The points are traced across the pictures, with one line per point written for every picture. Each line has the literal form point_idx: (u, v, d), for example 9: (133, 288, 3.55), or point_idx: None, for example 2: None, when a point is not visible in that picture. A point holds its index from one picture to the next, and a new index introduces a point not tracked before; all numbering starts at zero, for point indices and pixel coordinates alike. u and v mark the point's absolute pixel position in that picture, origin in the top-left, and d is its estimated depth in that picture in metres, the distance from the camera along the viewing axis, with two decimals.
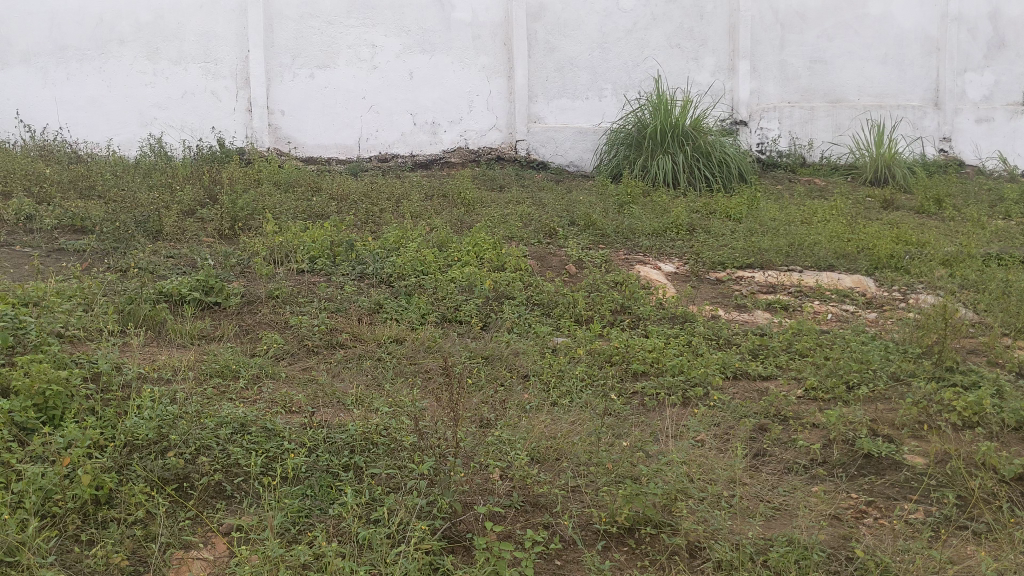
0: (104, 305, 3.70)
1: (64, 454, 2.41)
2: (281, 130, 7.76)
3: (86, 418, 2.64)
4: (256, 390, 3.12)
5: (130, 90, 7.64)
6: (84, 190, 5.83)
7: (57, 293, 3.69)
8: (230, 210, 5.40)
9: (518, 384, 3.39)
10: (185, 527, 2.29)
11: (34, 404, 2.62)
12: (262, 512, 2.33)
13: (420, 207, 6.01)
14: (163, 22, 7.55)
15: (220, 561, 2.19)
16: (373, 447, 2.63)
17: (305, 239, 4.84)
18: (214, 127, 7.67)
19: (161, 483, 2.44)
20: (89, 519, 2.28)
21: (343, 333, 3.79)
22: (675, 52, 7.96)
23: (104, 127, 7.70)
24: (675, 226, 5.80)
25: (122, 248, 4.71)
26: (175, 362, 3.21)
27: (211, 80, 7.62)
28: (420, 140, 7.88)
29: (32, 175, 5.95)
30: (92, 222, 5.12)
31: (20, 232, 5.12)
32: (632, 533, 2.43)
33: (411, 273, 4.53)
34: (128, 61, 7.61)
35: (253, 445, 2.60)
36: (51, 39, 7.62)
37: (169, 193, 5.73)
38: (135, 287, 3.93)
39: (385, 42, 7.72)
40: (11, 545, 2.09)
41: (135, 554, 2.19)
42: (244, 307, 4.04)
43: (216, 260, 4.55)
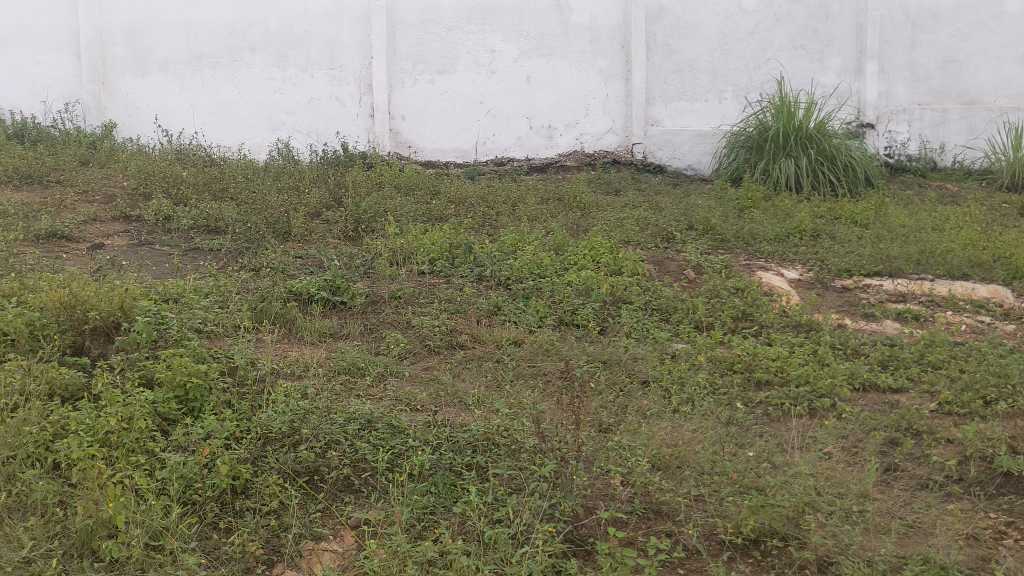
0: (239, 302, 3.86)
1: (204, 443, 2.53)
2: (401, 135, 7.94)
3: (223, 411, 2.76)
4: (381, 387, 3.19)
5: (259, 96, 7.96)
6: (218, 192, 6.07)
7: (196, 290, 3.88)
8: (353, 213, 5.56)
9: (638, 389, 3.37)
10: (316, 519, 2.36)
11: (176, 395, 2.76)
12: (389, 507, 2.38)
13: (536, 210, 6.05)
14: (292, 30, 7.85)
15: (349, 554, 2.24)
16: (496, 448, 2.65)
17: (426, 242, 4.94)
18: (337, 132, 7.89)
19: (294, 476, 2.52)
20: (227, 507, 2.37)
21: (464, 333, 3.84)
22: (799, 53, 7.76)
23: (235, 132, 8.04)
24: (798, 231, 5.67)
25: (253, 247, 4.90)
26: (307, 359, 3.33)
27: (336, 86, 7.85)
28: (536, 144, 7.91)
29: (170, 176, 6.23)
30: (225, 223, 5.34)
31: (160, 231, 5.42)
32: (758, 545, 2.38)
33: (530, 276, 4.56)
34: (259, 68, 7.94)
35: (380, 441, 2.66)
36: (188, 47, 8.00)
37: (297, 195, 5.95)
38: (267, 286, 4.09)
39: (504, 46, 7.79)
40: (156, 529, 2.19)
41: (269, 544, 2.27)
42: (369, 307, 4.14)
43: (342, 261, 4.70)
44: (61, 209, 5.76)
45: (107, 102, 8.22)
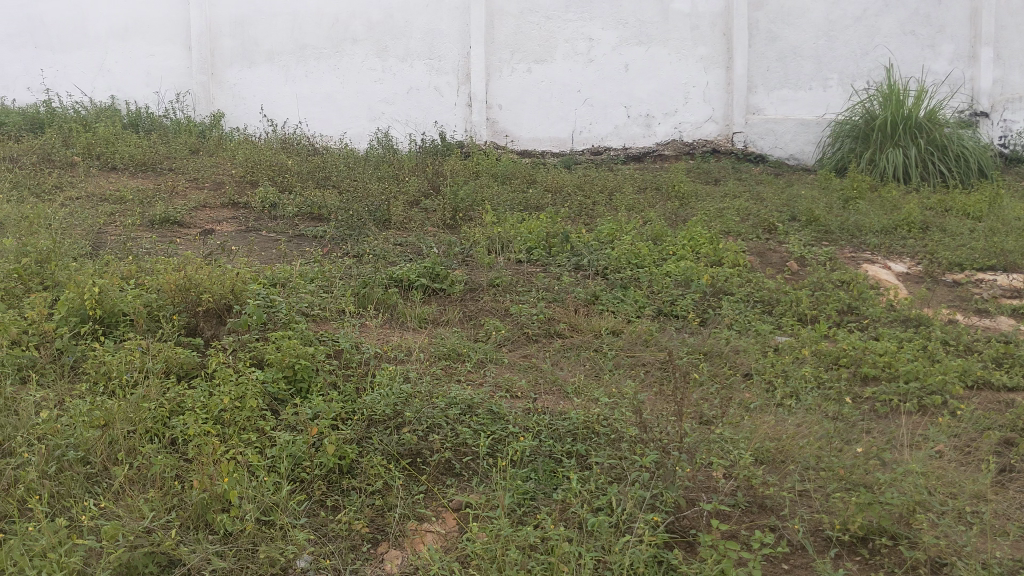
0: (342, 287, 3.95)
1: (311, 423, 2.59)
2: (498, 124, 7.95)
3: (329, 392, 2.82)
4: (481, 373, 3.22)
5: (361, 86, 8.11)
6: (321, 180, 6.20)
7: (301, 275, 3.97)
8: (452, 201, 5.61)
9: (740, 382, 3.32)
10: (419, 500, 2.39)
11: (285, 376, 2.84)
12: (490, 491, 2.40)
13: (634, 199, 6.00)
14: (393, 21, 7.95)
15: (451, 535, 2.27)
16: (596, 436, 2.64)
17: (523, 230, 4.95)
18: (436, 121, 7.97)
19: (397, 457, 2.56)
20: (334, 486, 2.44)
21: (562, 322, 3.84)
22: (909, 39, 7.48)
23: (337, 121, 8.21)
24: (907, 223, 5.48)
25: (355, 234, 5.00)
26: (409, 344, 3.38)
27: (435, 76, 7.92)
28: (633, 133, 7.84)
29: (276, 164, 6.40)
30: (328, 210, 5.45)
31: (266, 218, 5.57)
32: (866, 543, 2.32)
33: (628, 266, 4.53)
34: (360, 58, 8.08)
35: (481, 426, 2.68)
36: (292, 39, 8.20)
37: (397, 184, 6.05)
38: (369, 272, 4.17)
39: (603, 35, 7.74)
40: (267, 505, 2.26)
41: (374, 523, 2.32)
42: (468, 294, 4.18)
43: (441, 249, 4.76)
44: (174, 195, 5.98)
45: (216, 92, 8.49)
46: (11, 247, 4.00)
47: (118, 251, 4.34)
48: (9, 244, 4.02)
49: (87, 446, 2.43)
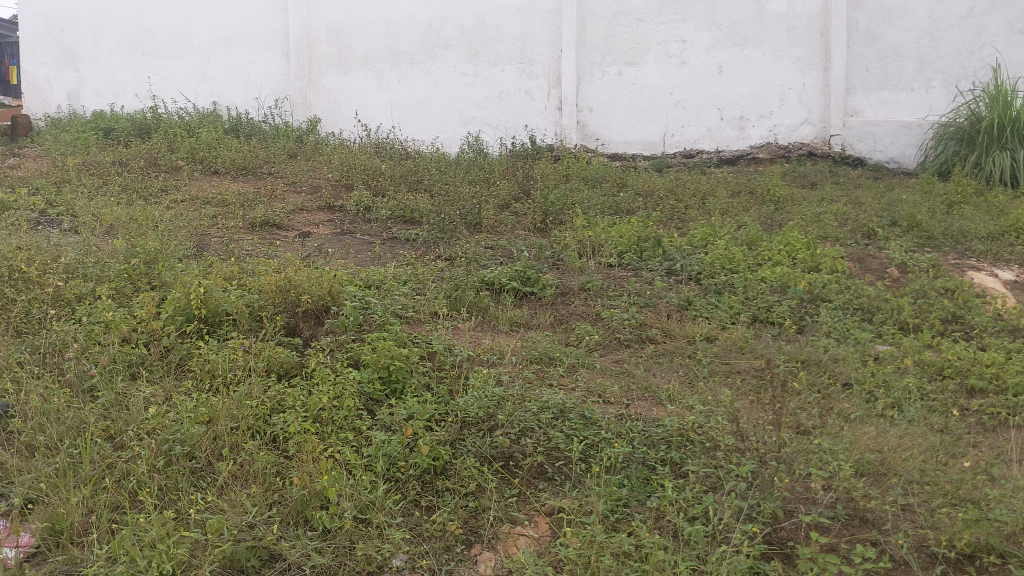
0: (435, 290, 3.99)
1: (406, 423, 2.63)
2: (588, 127, 7.96)
3: (423, 394, 2.85)
4: (573, 377, 3.21)
5: (453, 90, 8.19)
6: (413, 183, 6.29)
7: (395, 277, 4.04)
8: (543, 205, 5.62)
9: (839, 392, 3.24)
10: (512, 503, 2.40)
11: (380, 376, 2.89)
12: (583, 497, 2.40)
13: (727, 203, 5.91)
14: (485, 26, 8.01)
15: (544, 539, 2.27)
16: (691, 444, 2.61)
17: (615, 234, 4.93)
18: (526, 125, 8.00)
19: (490, 460, 2.57)
20: (428, 487, 2.46)
21: (654, 328, 3.81)
22: (1018, 37, 7.04)
23: (430, 125, 8.32)
24: (1015, 229, 5.26)
25: (447, 237, 5.05)
26: (501, 347, 3.39)
27: (525, 80, 7.95)
28: (726, 135, 7.72)
29: (370, 168, 6.52)
30: (421, 214, 5.52)
31: (360, 221, 5.68)
32: (973, 561, 2.23)
33: (722, 271, 4.47)
34: (452, 63, 8.16)
35: (574, 431, 2.67)
36: (387, 45, 8.34)
37: (488, 187, 6.09)
38: (462, 275, 4.21)
39: (696, 36, 7.61)
40: (364, 503, 2.30)
41: (467, 525, 2.34)
42: (559, 298, 4.18)
43: (532, 252, 4.77)
44: (273, 198, 6.14)
45: (313, 98, 8.68)
46: (122, 248, 4.17)
47: (220, 253, 4.48)
48: (120, 245, 4.20)
49: (193, 442, 2.52)
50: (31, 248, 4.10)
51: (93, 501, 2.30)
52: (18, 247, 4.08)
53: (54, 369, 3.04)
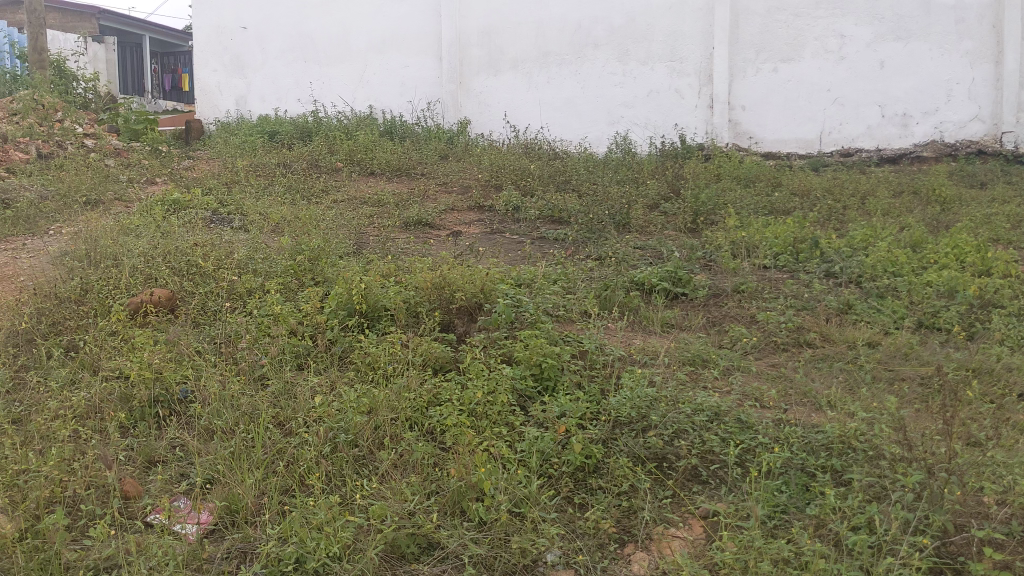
0: (585, 289, 4.00)
1: (559, 421, 2.65)
2: (741, 126, 7.77)
3: (575, 391, 2.86)
4: (727, 380, 3.15)
5: (602, 90, 8.18)
6: (561, 183, 6.32)
7: (546, 276, 4.07)
8: (693, 205, 5.54)
9: (1014, 402, 3.05)
10: (666, 505, 2.39)
11: (533, 373, 2.92)
12: (739, 500, 2.36)
13: (888, 203, 5.67)
14: (635, 25, 7.97)
15: (699, 542, 2.25)
16: (852, 452, 2.52)
17: (769, 235, 4.81)
18: (676, 124, 7.90)
19: (643, 460, 2.56)
20: (581, 484, 2.48)
21: (812, 331, 3.70)
22: None
23: (578, 126, 8.34)
24: None
25: (596, 237, 5.05)
26: (653, 348, 3.37)
27: (676, 78, 7.86)
28: (888, 133, 7.37)
29: (519, 169, 6.59)
30: (570, 213, 5.54)
31: (510, 220, 5.75)
32: None
33: (884, 274, 4.29)
34: (602, 63, 8.16)
35: (728, 434, 2.62)
36: (537, 46, 8.42)
37: (637, 187, 6.06)
38: (612, 275, 4.22)
39: (856, 31, 7.31)
40: (519, 497, 2.33)
41: (621, 524, 2.34)
42: (711, 300, 4.11)
43: (683, 253, 4.71)
44: (425, 198, 6.30)
45: (464, 100, 8.87)
46: (288, 245, 4.38)
47: (377, 251, 4.64)
48: (285, 243, 4.40)
49: (356, 431, 2.63)
50: (206, 244, 4.36)
51: (265, 483, 2.43)
52: (194, 244, 4.35)
53: (228, 359, 3.22)
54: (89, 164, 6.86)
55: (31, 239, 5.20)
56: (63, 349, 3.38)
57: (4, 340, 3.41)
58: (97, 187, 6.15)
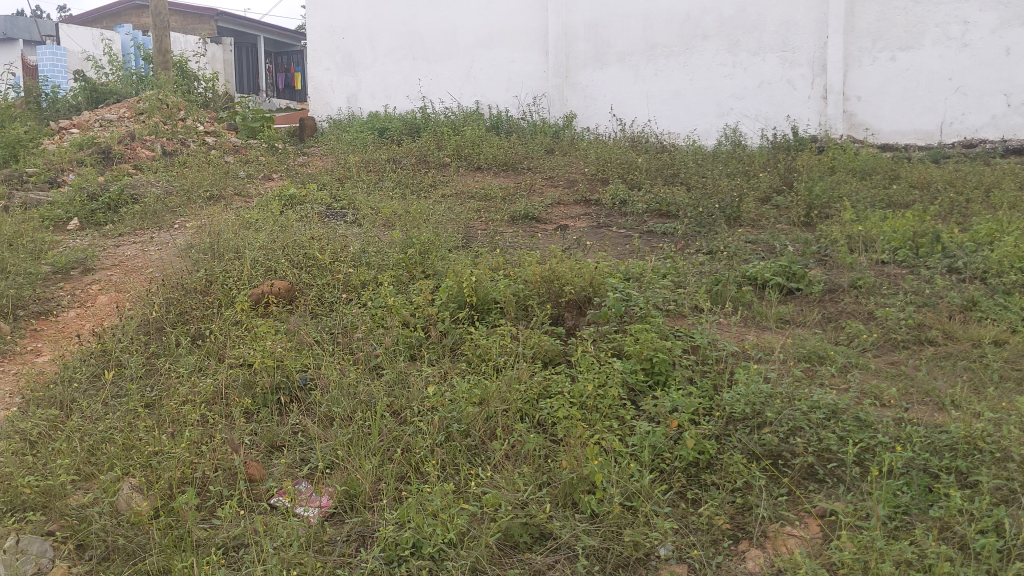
0: (696, 284, 3.96)
1: (672, 416, 2.63)
2: (856, 117, 7.55)
3: (687, 386, 2.83)
4: (845, 378, 3.07)
5: (711, 82, 8.07)
6: (669, 177, 6.25)
7: (656, 270, 4.04)
8: (807, 198, 5.41)
9: None
10: (782, 503, 2.34)
11: (644, 368, 2.90)
12: (858, 500, 2.30)
13: (1015, 196, 5.41)
14: (745, 15, 7.81)
15: (815, 541, 2.21)
16: (979, 453, 2.42)
17: (887, 229, 4.66)
18: (788, 116, 7.72)
19: (757, 457, 2.52)
20: (693, 480, 2.46)
21: (934, 328, 3.57)
22: None
23: (686, 118, 8.24)
24: None
25: (706, 231, 4.99)
26: (767, 343, 3.31)
27: (788, 69, 7.68)
28: (1014, 123, 7.00)
29: (627, 163, 6.56)
30: (678, 207, 5.48)
31: (618, 214, 5.73)
32: None
33: (1011, 269, 4.10)
34: (711, 55, 8.04)
35: (847, 433, 2.55)
36: (644, 39, 8.36)
37: (748, 180, 5.95)
38: (723, 270, 4.16)
39: (979, 16, 6.99)
40: (631, 491, 2.32)
41: (734, 520, 2.31)
42: (826, 295, 4.01)
43: (796, 247, 4.61)
44: (532, 192, 6.33)
45: (570, 94, 8.87)
46: (399, 239, 4.46)
47: (486, 244, 4.69)
48: (397, 236, 4.49)
49: (469, 422, 2.67)
50: (322, 238, 4.49)
51: (382, 470, 2.50)
52: (310, 237, 4.48)
53: (344, 349, 3.32)
54: (210, 160, 7.13)
55: (158, 233, 5.44)
56: (191, 337, 3.54)
57: (136, 328, 3.60)
58: (218, 183, 6.40)
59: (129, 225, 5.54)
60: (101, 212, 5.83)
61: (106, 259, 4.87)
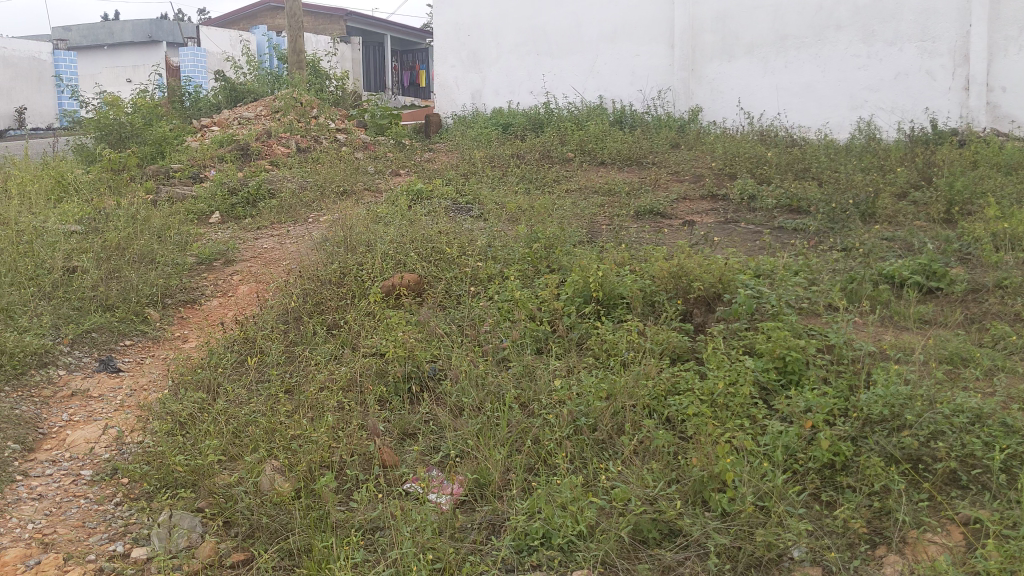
0: (829, 282, 3.86)
1: (805, 416, 2.57)
2: (1001, 109, 7.12)
3: (821, 385, 2.76)
4: (990, 381, 2.93)
5: (843, 73, 7.81)
6: (800, 172, 6.09)
7: (787, 266, 3.94)
8: (947, 193, 5.18)
9: None
10: (923, 509, 2.26)
11: (776, 366, 2.85)
12: (1006, 510, 2.20)
13: None
14: (882, 4, 7.54)
15: (958, 549, 2.13)
16: None
17: None
18: (926, 108, 7.40)
19: (896, 460, 2.44)
20: (828, 482, 2.41)
21: None
22: None
23: (817, 111, 8.00)
24: None
25: (839, 228, 4.85)
26: (906, 344, 3.19)
27: (927, 59, 7.36)
28: None
29: (755, 158, 6.42)
30: (809, 203, 5.34)
31: (746, 210, 5.62)
32: None
33: None
34: (844, 45, 7.78)
35: (993, 438, 2.43)
36: (773, 30, 8.17)
37: (883, 176, 5.74)
38: (858, 268, 4.04)
39: None
40: (763, 491, 2.28)
41: (871, 525, 2.25)
42: (969, 295, 3.84)
43: (936, 245, 4.43)
44: (658, 187, 6.28)
45: (695, 88, 8.73)
46: (525, 233, 4.50)
47: (611, 239, 4.67)
48: (522, 231, 4.53)
49: (597, 416, 2.68)
50: (450, 232, 4.57)
51: (512, 461, 2.53)
52: (439, 231, 4.57)
53: (472, 340, 3.37)
54: (341, 156, 7.35)
55: (294, 226, 5.66)
56: (327, 327, 3.67)
57: (276, 317, 3.76)
58: (349, 178, 6.58)
59: (267, 220, 5.78)
60: (240, 206, 6.09)
61: (246, 251, 5.09)
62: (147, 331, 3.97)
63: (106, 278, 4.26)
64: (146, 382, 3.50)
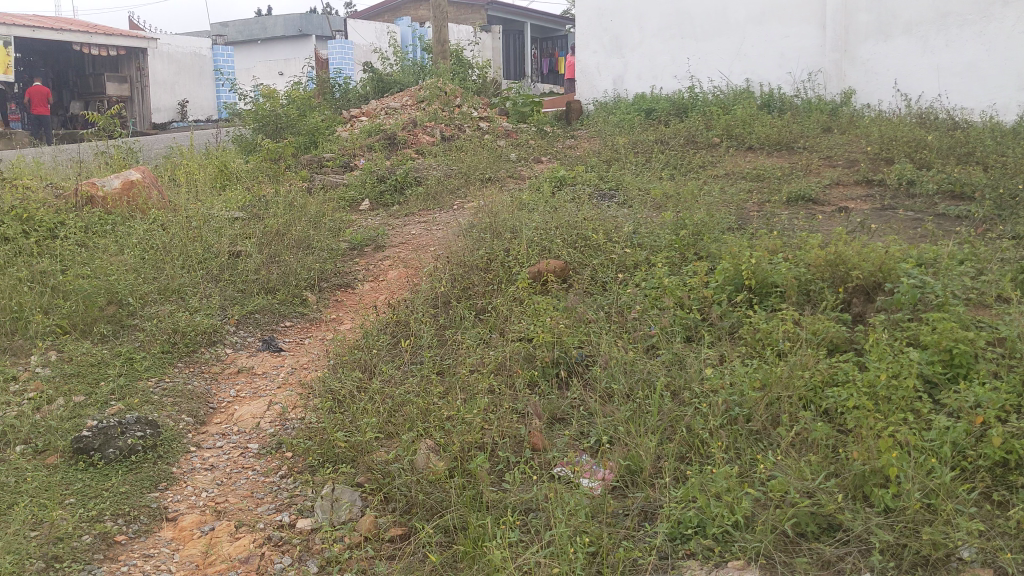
0: (999, 270, 3.65)
1: (975, 411, 2.44)
2: None
3: (991, 380, 2.62)
4: None
5: (1011, 52, 7.36)
6: (963, 155, 5.79)
7: (952, 254, 3.75)
8: None
9: None
10: None
11: (942, 359, 2.72)
12: None
13: None
14: None
15: None
16: None
17: None
18: None
19: None
20: (1000, 480, 2.29)
21: None
22: None
23: (982, 92, 7.55)
24: None
25: (1009, 215, 4.58)
26: None
27: None
28: None
29: (914, 141, 6.14)
30: (973, 188, 5.09)
31: (903, 196, 5.38)
32: None
33: None
34: (1012, 21, 7.33)
35: None
36: (934, 7, 7.78)
37: None
38: None
39: None
40: (929, 487, 2.19)
41: None
42: None
43: None
44: (809, 172, 6.09)
45: (848, 69, 8.40)
46: (672, 219, 4.45)
47: (762, 226, 4.57)
48: (669, 217, 4.47)
49: (752, 407, 2.63)
50: (596, 218, 4.57)
51: (664, 448, 2.52)
52: (584, 218, 4.57)
53: (620, 327, 3.37)
54: (485, 144, 7.45)
55: (441, 213, 5.77)
56: (475, 311, 3.74)
57: (426, 301, 3.86)
58: (493, 165, 6.67)
59: (415, 207, 5.93)
60: (389, 194, 6.27)
61: (395, 237, 5.24)
62: (305, 313, 4.14)
63: (268, 262, 4.46)
64: (306, 361, 3.66)
